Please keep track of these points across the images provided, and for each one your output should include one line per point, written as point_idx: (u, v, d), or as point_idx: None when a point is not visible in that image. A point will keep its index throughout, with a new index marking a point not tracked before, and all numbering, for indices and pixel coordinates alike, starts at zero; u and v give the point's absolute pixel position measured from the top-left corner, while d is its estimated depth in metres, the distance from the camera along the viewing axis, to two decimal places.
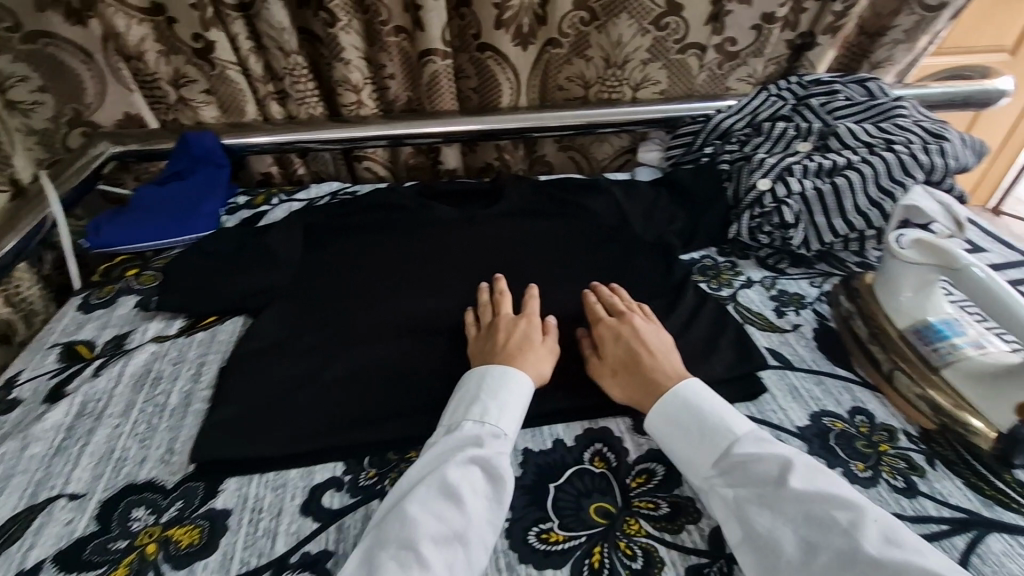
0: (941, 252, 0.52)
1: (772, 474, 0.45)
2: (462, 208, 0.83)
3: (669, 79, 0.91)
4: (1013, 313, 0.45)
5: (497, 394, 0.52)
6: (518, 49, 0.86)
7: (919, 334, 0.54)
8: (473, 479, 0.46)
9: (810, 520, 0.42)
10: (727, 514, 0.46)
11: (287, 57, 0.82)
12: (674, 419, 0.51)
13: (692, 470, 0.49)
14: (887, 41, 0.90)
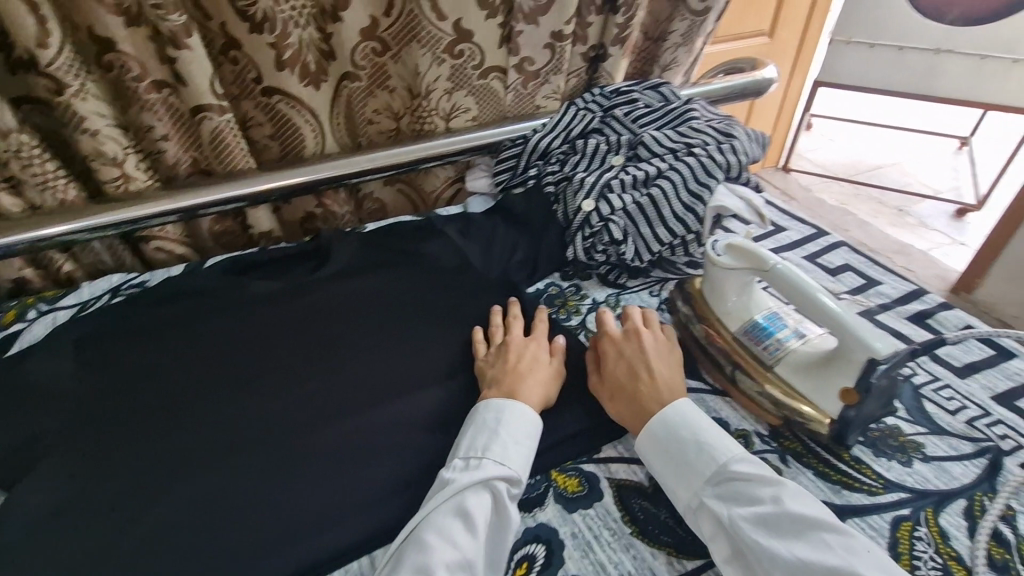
0: (750, 255, 0.54)
1: (765, 496, 0.44)
2: (280, 280, 0.73)
3: (479, 104, 0.88)
4: (823, 310, 0.48)
5: (513, 429, 0.51)
6: (309, 89, 0.76)
7: (750, 336, 0.56)
8: (487, 507, 0.46)
9: (807, 542, 0.41)
10: (716, 533, 0.45)
11: (5, 138, 0.64)
12: (668, 437, 0.50)
13: (679, 492, 0.48)
14: (669, 44, 0.96)
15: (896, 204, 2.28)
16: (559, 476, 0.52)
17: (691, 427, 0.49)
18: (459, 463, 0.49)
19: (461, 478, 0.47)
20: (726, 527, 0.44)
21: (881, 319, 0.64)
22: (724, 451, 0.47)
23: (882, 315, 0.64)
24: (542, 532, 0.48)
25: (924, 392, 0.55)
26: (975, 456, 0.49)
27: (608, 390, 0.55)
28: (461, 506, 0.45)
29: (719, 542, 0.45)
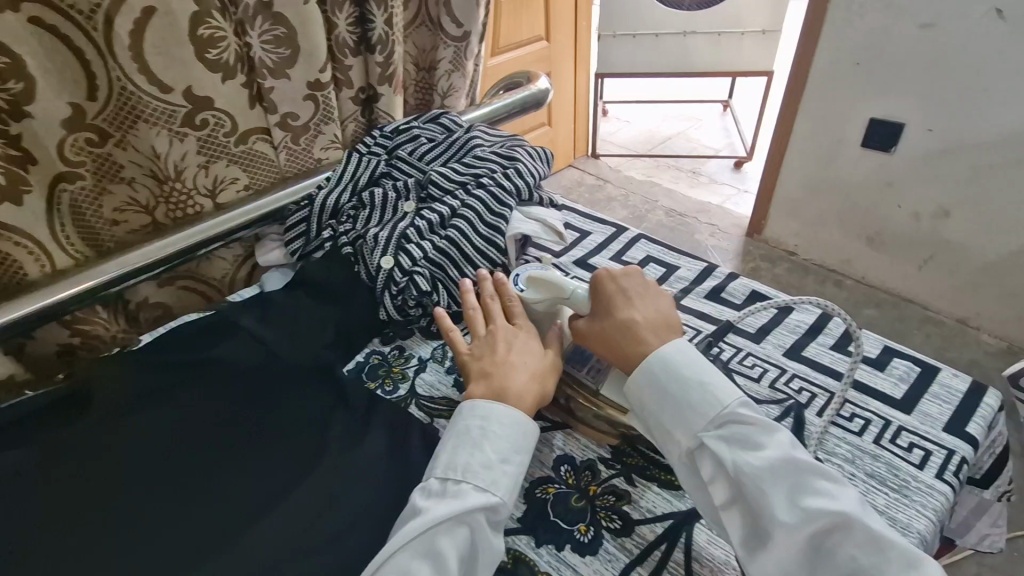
0: (550, 286, 0.60)
1: (769, 440, 0.46)
2: (23, 445, 0.57)
3: (247, 171, 0.78)
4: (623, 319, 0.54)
5: (496, 443, 0.49)
6: (8, 207, 0.60)
7: (572, 364, 0.59)
8: (464, 546, 0.45)
9: (803, 489, 0.44)
10: (717, 475, 0.47)
11: None
12: (666, 383, 0.50)
13: (682, 431, 0.49)
14: (441, 72, 0.95)
15: (689, 167, 2.59)
16: None
17: (680, 377, 0.50)
18: (436, 486, 0.47)
19: (437, 504, 0.46)
20: (729, 469, 0.46)
21: (686, 304, 0.68)
22: (720, 399, 0.48)
23: (686, 300, 0.68)
24: None
25: (732, 366, 0.59)
26: (783, 416, 0.53)
27: (597, 333, 0.55)
28: (434, 540, 0.44)
29: (718, 482, 0.47)
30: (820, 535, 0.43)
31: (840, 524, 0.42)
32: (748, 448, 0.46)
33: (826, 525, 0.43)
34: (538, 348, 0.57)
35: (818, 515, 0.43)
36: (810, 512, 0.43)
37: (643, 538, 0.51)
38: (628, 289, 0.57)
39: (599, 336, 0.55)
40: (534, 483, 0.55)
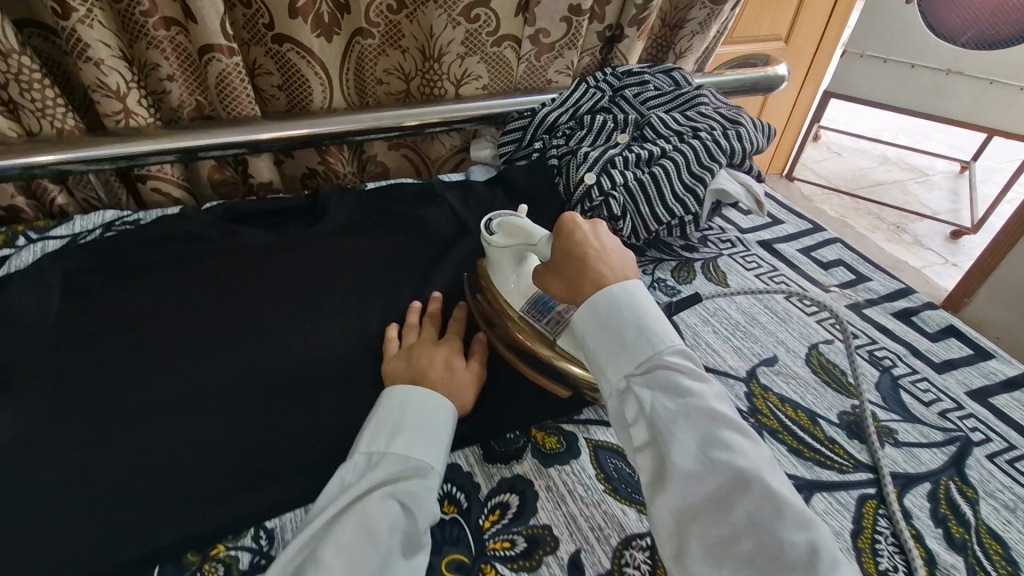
0: (518, 228, 0.53)
1: (688, 390, 0.42)
2: (278, 229, 0.73)
3: (490, 72, 0.87)
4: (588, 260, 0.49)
5: (424, 423, 0.45)
6: (321, 40, 0.75)
7: (535, 312, 0.52)
8: (397, 519, 0.40)
9: (709, 447, 0.39)
10: (638, 415, 0.43)
11: (5, 59, 0.63)
12: (606, 320, 0.46)
13: (610, 369, 0.45)
14: (685, 32, 0.96)
15: (894, 220, 2.30)
16: (540, 433, 0.51)
17: (622, 309, 0.45)
18: (358, 463, 0.43)
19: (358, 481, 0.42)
20: (648, 414, 0.42)
21: (867, 313, 0.65)
22: (661, 337, 0.44)
23: (868, 309, 0.66)
24: (518, 483, 0.46)
25: (901, 382, 0.56)
26: (945, 444, 0.51)
27: (556, 268, 0.50)
28: (360, 512, 0.39)
29: (638, 425, 0.43)
30: (723, 495, 0.38)
31: (748, 484, 0.37)
32: (677, 392, 0.42)
33: (732, 484, 0.38)
34: (461, 361, 0.51)
35: (725, 471, 0.38)
36: (719, 466, 0.38)
37: None
38: (598, 225, 0.52)
39: (558, 271, 0.50)
40: None
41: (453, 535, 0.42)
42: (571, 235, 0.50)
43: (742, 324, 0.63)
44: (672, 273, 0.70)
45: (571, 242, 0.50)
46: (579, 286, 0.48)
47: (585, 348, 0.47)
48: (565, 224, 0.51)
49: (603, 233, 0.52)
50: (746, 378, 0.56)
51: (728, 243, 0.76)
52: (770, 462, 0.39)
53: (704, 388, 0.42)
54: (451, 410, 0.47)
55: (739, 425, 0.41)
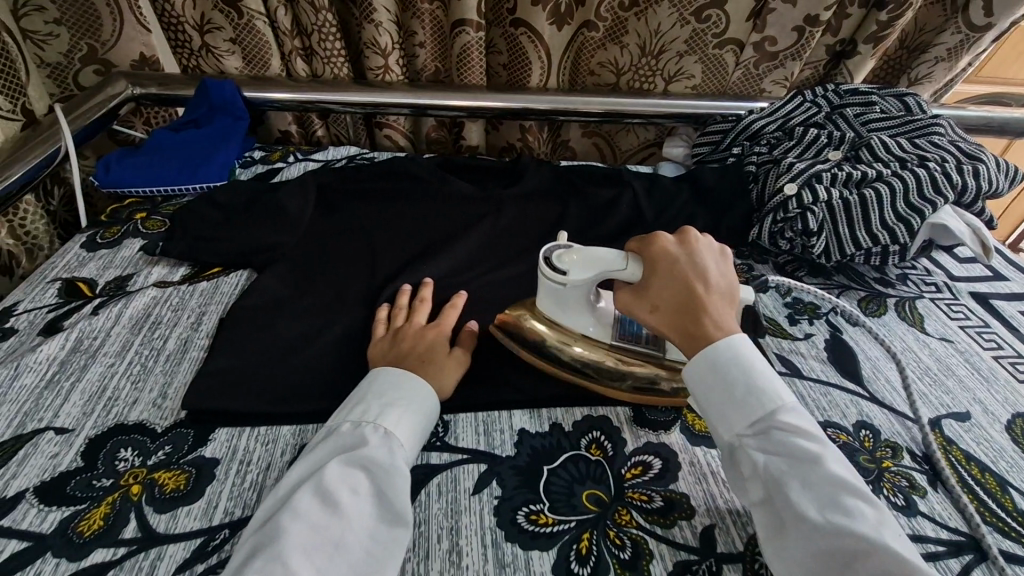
0: (597, 258, 0.49)
1: (804, 452, 0.39)
2: (480, 185, 0.82)
3: (704, 74, 0.88)
4: (692, 303, 0.46)
5: (390, 393, 0.46)
6: (553, 28, 0.82)
7: (625, 336, 0.52)
8: (357, 481, 0.40)
9: (827, 511, 0.37)
10: (753, 475, 0.41)
11: (316, 13, 0.79)
12: (723, 374, 0.43)
13: (724, 424, 0.42)
14: (927, 58, 0.87)
15: None
16: (690, 414, 0.52)
17: (731, 362, 0.43)
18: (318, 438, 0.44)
19: (315, 450, 0.42)
20: (762, 473, 0.40)
21: None
22: (774, 396, 0.42)
23: None
24: (662, 450, 0.49)
25: None
26: None
27: (651, 304, 0.48)
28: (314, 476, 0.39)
29: (754, 482, 0.41)
30: (847, 560, 0.35)
31: (872, 553, 0.34)
32: (791, 455, 0.39)
33: (857, 552, 0.35)
34: (445, 348, 0.53)
35: (849, 538, 0.35)
36: (841, 533, 0.35)
37: (923, 527, 0.44)
38: (691, 249, 0.49)
39: (653, 308, 0.48)
40: (827, 423, 0.52)
41: (596, 473, 0.47)
42: (663, 269, 0.47)
43: (932, 371, 0.58)
44: (859, 303, 0.67)
45: (665, 279, 0.47)
46: (681, 331, 0.46)
47: (698, 407, 0.45)
48: (657, 252, 0.48)
49: (705, 263, 0.48)
50: (926, 425, 0.52)
51: (933, 287, 0.69)
52: (899, 533, 0.36)
53: (820, 450, 0.39)
54: (428, 386, 0.48)
55: (860, 489, 0.37)
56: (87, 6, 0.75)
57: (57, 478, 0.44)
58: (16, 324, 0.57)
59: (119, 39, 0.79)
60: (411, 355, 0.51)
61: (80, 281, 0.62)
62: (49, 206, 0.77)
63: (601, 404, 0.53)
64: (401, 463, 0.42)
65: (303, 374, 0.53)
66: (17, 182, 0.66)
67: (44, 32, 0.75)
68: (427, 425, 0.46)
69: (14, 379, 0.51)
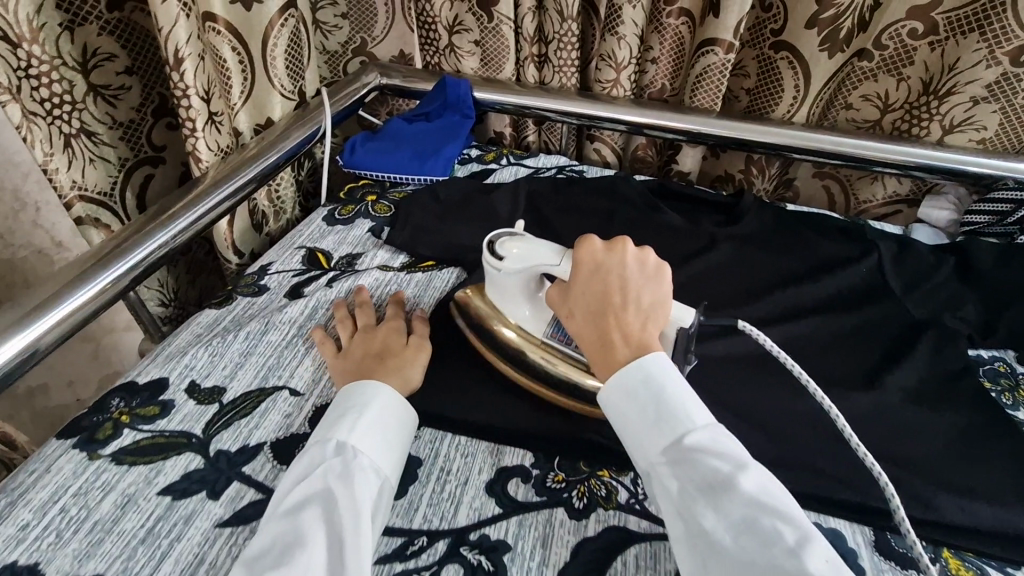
0: (534, 252, 0.49)
1: (713, 472, 0.35)
2: (694, 218, 0.76)
3: (1003, 126, 0.72)
4: (606, 315, 0.43)
5: (336, 413, 0.45)
6: (821, 55, 0.72)
7: (556, 337, 0.52)
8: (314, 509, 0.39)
9: (746, 539, 0.32)
10: (669, 505, 0.37)
11: (562, 22, 0.79)
12: (638, 391, 0.40)
13: (640, 449, 0.39)
14: None
15: None
16: (952, 560, 0.44)
17: (646, 381, 0.40)
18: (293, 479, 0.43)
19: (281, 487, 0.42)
20: (676, 499, 0.36)
21: None
22: (687, 416, 0.38)
23: None
24: None
25: None
26: None
27: (570, 308, 0.46)
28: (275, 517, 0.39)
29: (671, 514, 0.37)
30: None
31: None
32: (702, 479, 0.35)
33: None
34: (401, 340, 0.53)
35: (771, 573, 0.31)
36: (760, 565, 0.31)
37: None
38: (623, 261, 0.44)
39: (570, 315, 0.45)
40: None
41: None
42: (585, 274, 0.45)
43: None
44: None
45: (589, 286, 0.44)
46: (588, 341, 0.44)
47: (620, 433, 0.41)
48: (581, 258, 0.45)
49: (634, 271, 0.44)
50: None
51: None
52: (828, 559, 0.31)
53: (734, 468, 0.35)
54: (384, 387, 0.47)
55: (782, 512, 0.33)
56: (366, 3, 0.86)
57: (289, 439, 0.48)
58: (269, 283, 0.64)
59: (386, 35, 0.90)
60: (372, 358, 0.51)
61: (320, 252, 0.69)
62: (298, 176, 0.86)
63: (831, 514, 0.46)
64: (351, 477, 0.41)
65: (505, 388, 0.52)
66: (286, 155, 0.75)
67: (331, 23, 0.89)
68: (398, 436, 0.45)
69: (263, 334, 0.57)
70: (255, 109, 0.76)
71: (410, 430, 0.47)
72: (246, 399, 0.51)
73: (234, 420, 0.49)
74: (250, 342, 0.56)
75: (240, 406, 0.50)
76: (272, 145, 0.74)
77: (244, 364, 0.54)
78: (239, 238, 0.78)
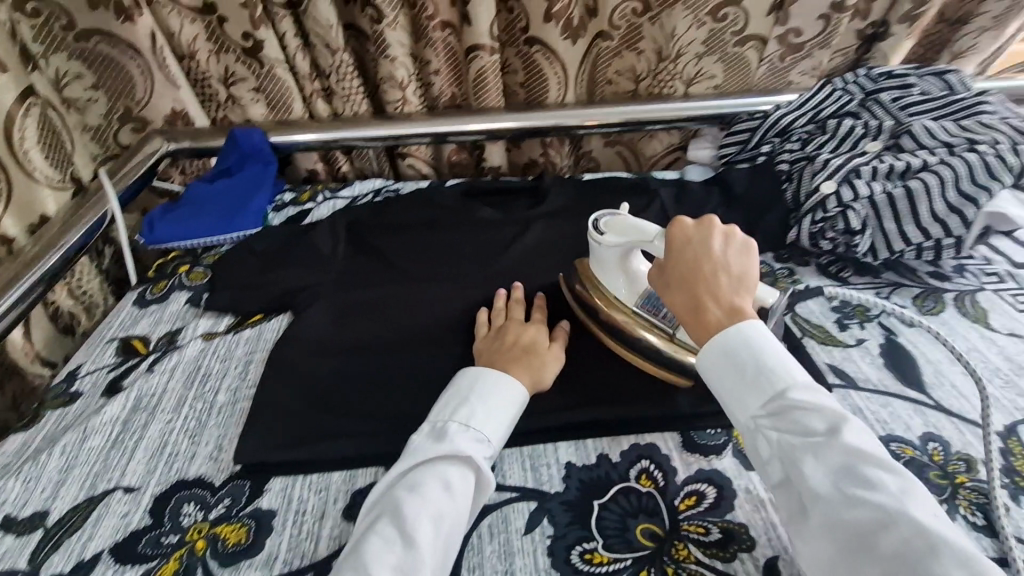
0: (634, 228, 0.52)
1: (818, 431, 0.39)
2: (505, 207, 0.81)
3: (726, 72, 0.86)
4: (710, 283, 0.46)
5: (487, 396, 0.48)
6: (566, 43, 0.82)
7: (647, 307, 0.53)
8: (451, 480, 0.42)
9: (851, 483, 0.37)
10: (771, 456, 0.41)
11: (333, 54, 0.82)
12: (736, 358, 0.43)
13: (737, 408, 0.43)
14: (973, 29, 0.82)
15: None
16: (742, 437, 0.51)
17: (742, 343, 0.43)
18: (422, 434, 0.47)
19: (418, 449, 0.45)
20: (781, 455, 0.40)
21: None
22: (784, 376, 0.41)
23: None
24: (716, 476, 0.48)
25: None
26: None
27: (664, 282, 0.49)
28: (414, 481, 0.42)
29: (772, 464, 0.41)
30: (866, 532, 0.35)
31: (889, 522, 0.34)
32: (806, 433, 0.39)
33: (873, 525, 0.35)
34: (545, 340, 0.56)
35: (869, 510, 0.35)
36: (856, 502, 0.36)
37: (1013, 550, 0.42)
38: (714, 238, 0.48)
39: (665, 285, 0.48)
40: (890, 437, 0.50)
41: (649, 506, 0.46)
42: (676, 248, 0.48)
43: (1003, 371, 0.54)
44: (913, 301, 0.63)
45: (682, 258, 0.48)
46: (685, 306, 0.47)
47: (714, 393, 0.45)
48: (673, 234, 0.49)
49: (717, 249, 0.48)
50: (1000, 433, 0.49)
51: (995, 277, 0.65)
52: (926, 501, 0.35)
53: (835, 424, 0.39)
54: (520, 387, 0.50)
55: (885, 463, 0.37)
56: (110, 60, 0.80)
57: (128, 539, 0.46)
58: (81, 386, 0.61)
59: (150, 96, 0.83)
60: (510, 350, 0.54)
61: (135, 339, 0.66)
62: (101, 266, 0.81)
63: (645, 432, 0.52)
64: (479, 455, 0.44)
65: (350, 419, 0.54)
66: (67, 253, 0.68)
67: (84, 98, 0.83)
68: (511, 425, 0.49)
69: (82, 442, 0.54)
70: (23, 210, 0.71)
71: (520, 409, 0.50)
72: (74, 513, 0.48)
73: (63, 540, 0.47)
74: (69, 455, 0.53)
75: (68, 524, 0.48)
76: (50, 245, 0.68)
77: (66, 479, 0.51)
78: (43, 348, 0.73)
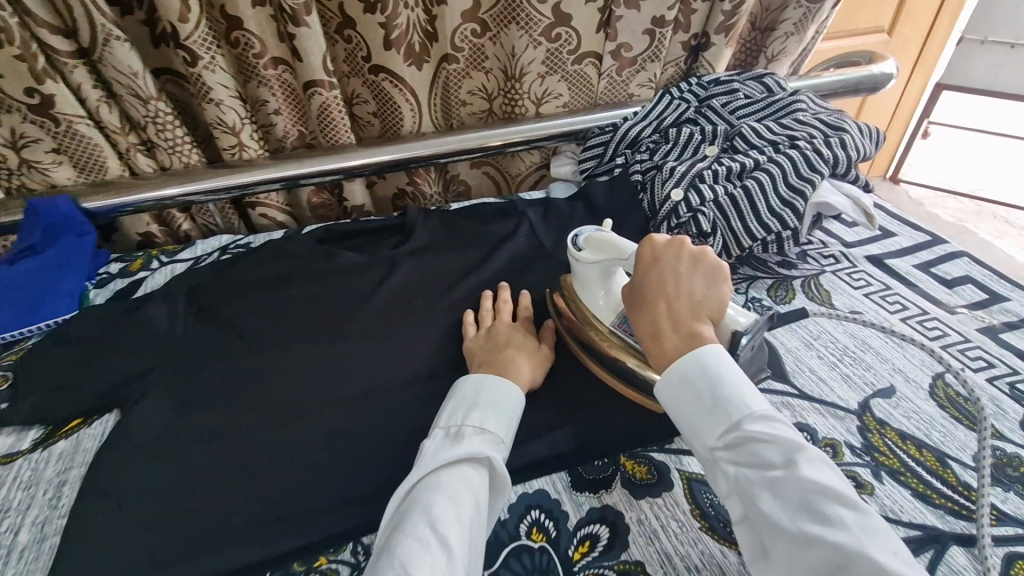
0: (610, 244, 0.54)
1: (774, 462, 0.38)
2: (368, 249, 0.75)
3: (571, 90, 0.87)
4: (660, 302, 0.48)
5: (491, 400, 0.49)
6: (412, 69, 0.78)
7: (622, 327, 0.54)
8: (471, 480, 0.42)
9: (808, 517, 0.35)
10: (730, 490, 0.40)
11: (145, 103, 0.72)
12: (691, 385, 0.43)
13: (697, 438, 0.42)
14: (779, 34, 0.89)
15: None
16: (628, 461, 0.51)
17: (698, 369, 0.43)
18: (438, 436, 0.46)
19: (437, 452, 0.44)
20: (737, 489, 0.39)
21: (1006, 337, 0.59)
22: (738, 404, 0.41)
23: (1006, 333, 0.59)
24: (608, 514, 0.46)
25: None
26: None
27: (632, 302, 0.50)
28: (438, 479, 0.41)
29: (732, 498, 0.40)
30: (826, 572, 0.33)
31: (848, 563, 0.32)
32: (761, 464, 0.38)
33: (831, 564, 0.33)
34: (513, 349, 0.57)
35: (824, 548, 0.33)
36: (810, 539, 0.34)
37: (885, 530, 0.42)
38: (680, 259, 0.50)
39: (631, 305, 0.50)
40: None
41: (543, 564, 0.43)
42: (643, 268, 0.51)
43: (851, 350, 0.58)
44: (768, 292, 0.66)
45: (649, 277, 0.50)
46: (646, 327, 0.48)
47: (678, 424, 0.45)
48: (644, 252, 0.51)
49: (684, 268, 0.49)
50: (858, 411, 0.51)
51: (832, 259, 0.71)
52: (891, 538, 0.33)
53: (792, 456, 0.38)
54: (522, 392, 0.51)
55: (846, 498, 0.35)
56: None
57: None
58: None
59: None
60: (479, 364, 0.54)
61: None
62: None
63: (533, 477, 0.49)
64: (498, 455, 0.44)
65: (198, 533, 0.47)
66: None
67: None
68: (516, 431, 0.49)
69: None
70: None
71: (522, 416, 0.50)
72: None
73: None
74: None
75: None
76: None
77: None
78: None
